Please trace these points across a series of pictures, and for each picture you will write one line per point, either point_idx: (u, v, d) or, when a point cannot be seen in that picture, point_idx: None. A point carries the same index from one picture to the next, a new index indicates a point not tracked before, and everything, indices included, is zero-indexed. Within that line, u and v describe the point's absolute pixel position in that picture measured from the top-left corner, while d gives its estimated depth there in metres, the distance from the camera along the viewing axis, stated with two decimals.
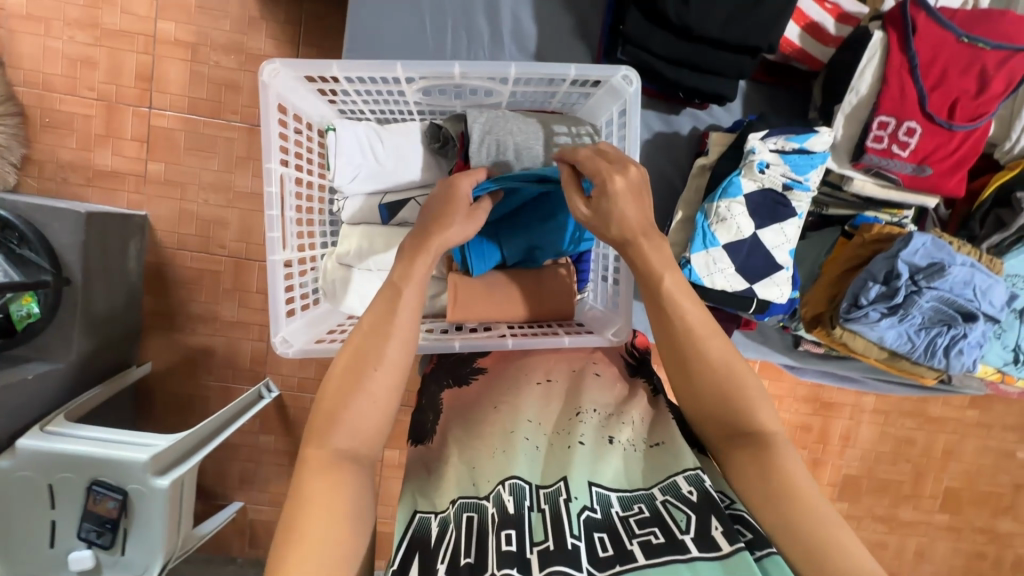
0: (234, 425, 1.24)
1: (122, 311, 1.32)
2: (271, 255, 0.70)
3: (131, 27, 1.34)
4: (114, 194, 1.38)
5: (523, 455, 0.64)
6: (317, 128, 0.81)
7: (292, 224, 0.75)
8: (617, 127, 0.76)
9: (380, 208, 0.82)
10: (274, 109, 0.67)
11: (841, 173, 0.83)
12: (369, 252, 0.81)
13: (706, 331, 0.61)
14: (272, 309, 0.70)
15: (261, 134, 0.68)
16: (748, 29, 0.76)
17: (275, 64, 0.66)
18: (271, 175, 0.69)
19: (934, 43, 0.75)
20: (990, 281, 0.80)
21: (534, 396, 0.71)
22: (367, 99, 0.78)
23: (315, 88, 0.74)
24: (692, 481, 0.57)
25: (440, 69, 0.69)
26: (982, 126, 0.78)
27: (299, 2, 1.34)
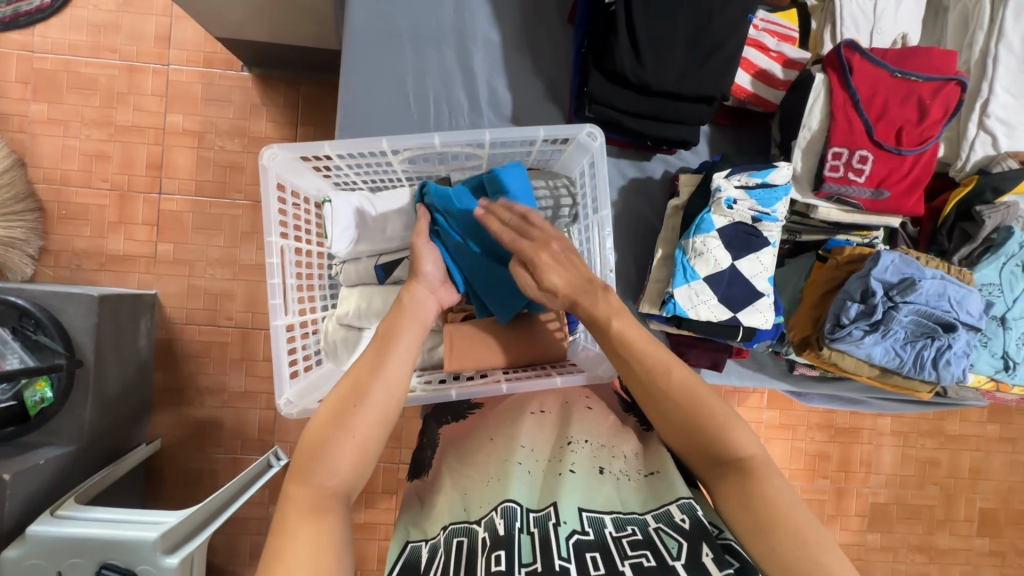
0: (245, 494, 1.23)
1: (132, 388, 1.36)
2: (274, 320, 0.74)
3: (142, 121, 1.46)
4: (124, 276, 1.45)
5: (517, 481, 0.65)
6: (314, 201, 0.87)
7: (294, 290, 0.80)
8: (589, 177, 0.82)
9: (376, 269, 0.88)
10: (273, 188, 0.72)
11: (806, 203, 0.88)
12: (367, 312, 0.85)
13: (669, 362, 0.66)
14: (277, 372, 0.73)
15: (262, 211, 0.73)
16: (701, 80, 0.83)
17: (274, 148, 0.72)
18: (272, 248, 0.73)
19: (870, 80, 0.82)
20: (964, 291, 0.83)
21: (530, 424, 0.73)
22: (359, 171, 0.85)
23: (311, 165, 0.80)
24: (684, 510, 0.60)
25: (422, 140, 0.75)
26: (929, 149, 0.83)
27: (296, 87, 1.48)
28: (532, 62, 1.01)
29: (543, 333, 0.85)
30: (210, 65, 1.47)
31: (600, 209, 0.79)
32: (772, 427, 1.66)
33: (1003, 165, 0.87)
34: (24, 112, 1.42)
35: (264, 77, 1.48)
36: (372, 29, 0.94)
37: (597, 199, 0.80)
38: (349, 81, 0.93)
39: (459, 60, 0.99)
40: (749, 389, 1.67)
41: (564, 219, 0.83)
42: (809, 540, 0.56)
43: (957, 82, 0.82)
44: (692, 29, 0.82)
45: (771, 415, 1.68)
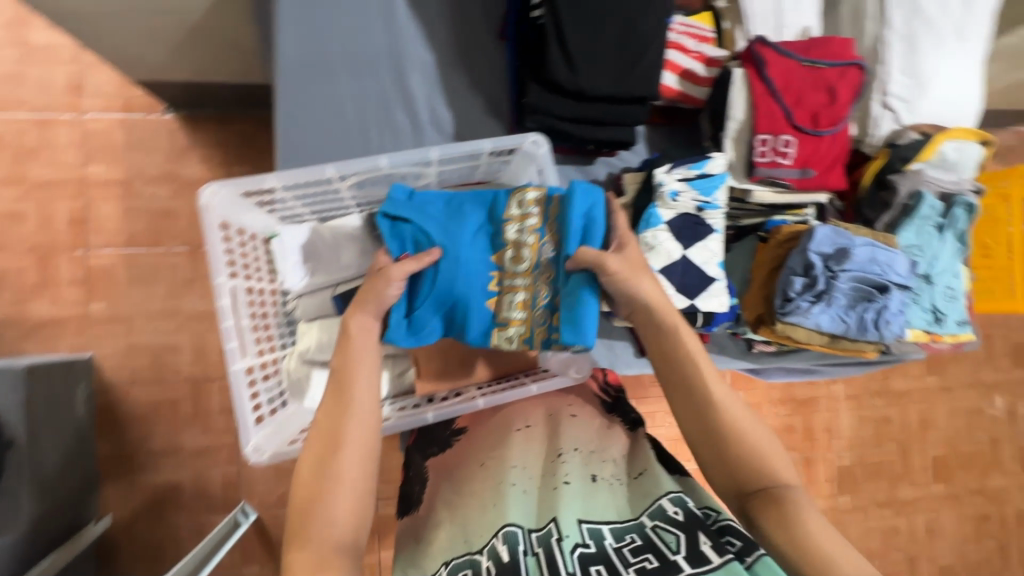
0: (217, 555, 1.16)
1: (74, 463, 1.25)
2: (232, 365, 0.70)
3: (59, 175, 1.37)
4: (55, 343, 1.34)
5: (514, 503, 0.64)
6: (261, 237, 0.84)
7: (250, 332, 0.76)
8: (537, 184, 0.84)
9: (334, 300, 0.86)
10: (217, 226, 0.68)
11: (742, 188, 0.93)
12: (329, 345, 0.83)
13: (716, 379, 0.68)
14: (241, 419, 0.68)
15: (206, 252, 0.69)
16: (633, 82, 0.87)
17: (214, 186, 0.68)
18: (222, 288, 0.69)
19: (783, 70, 0.88)
20: (891, 254, 0.90)
21: (519, 441, 0.73)
22: (306, 201, 0.83)
23: (254, 201, 0.77)
24: (676, 503, 0.60)
25: (368, 163, 0.74)
26: (843, 127, 0.90)
27: (228, 125, 1.43)
28: (468, 79, 1.02)
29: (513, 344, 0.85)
30: (130, 110, 1.40)
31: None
32: None
33: (907, 137, 0.96)
34: None
35: (191, 118, 1.43)
36: (303, 58, 0.93)
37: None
38: (285, 112, 0.92)
39: (396, 82, 0.99)
40: None
41: None
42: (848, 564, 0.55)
43: (858, 65, 0.89)
44: (620, 33, 0.85)
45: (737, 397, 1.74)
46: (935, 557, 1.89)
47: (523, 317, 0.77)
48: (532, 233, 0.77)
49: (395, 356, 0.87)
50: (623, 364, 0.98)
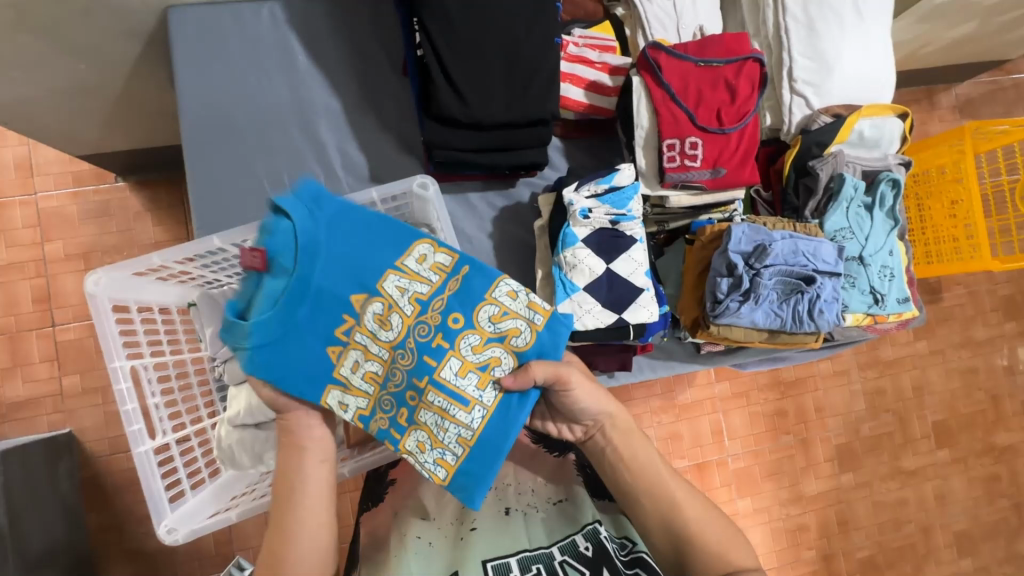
0: None
1: (58, 540, 1.29)
2: (139, 449, 0.68)
3: (17, 256, 1.40)
4: (32, 422, 1.37)
5: (416, 559, 0.65)
6: (178, 308, 0.84)
7: (162, 408, 0.75)
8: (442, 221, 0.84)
9: None
10: (106, 313, 0.67)
11: (659, 195, 0.92)
12: (255, 409, 0.81)
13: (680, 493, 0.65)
14: (151, 503, 0.69)
15: (99, 339, 0.68)
16: (529, 105, 0.86)
17: (96, 274, 0.67)
18: (119, 373, 0.68)
19: (680, 73, 0.88)
20: (814, 243, 0.88)
21: (429, 492, 0.71)
22: (213, 268, 0.81)
23: (152, 277, 0.76)
24: (587, 537, 0.64)
25: (257, 228, 0.73)
26: (750, 121, 0.89)
27: (177, 184, 1.46)
28: (377, 120, 1.03)
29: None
30: (80, 183, 1.44)
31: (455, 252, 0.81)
32: (726, 399, 1.70)
33: (818, 122, 0.93)
34: None
35: (141, 182, 1.45)
36: (207, 124, 0.94)
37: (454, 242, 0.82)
38: (196, 182, 0.93)
39: (306, 135, 0.99)
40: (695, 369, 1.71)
41: None
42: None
43: (754, 58, 0.88)
44: (507, 59, 0.84)
45: (724, 389, 1.71)
46: (948, 525, 1.85)
47: (367, 392, 0.65)
48: (411, 301, 0.64)
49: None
50: None
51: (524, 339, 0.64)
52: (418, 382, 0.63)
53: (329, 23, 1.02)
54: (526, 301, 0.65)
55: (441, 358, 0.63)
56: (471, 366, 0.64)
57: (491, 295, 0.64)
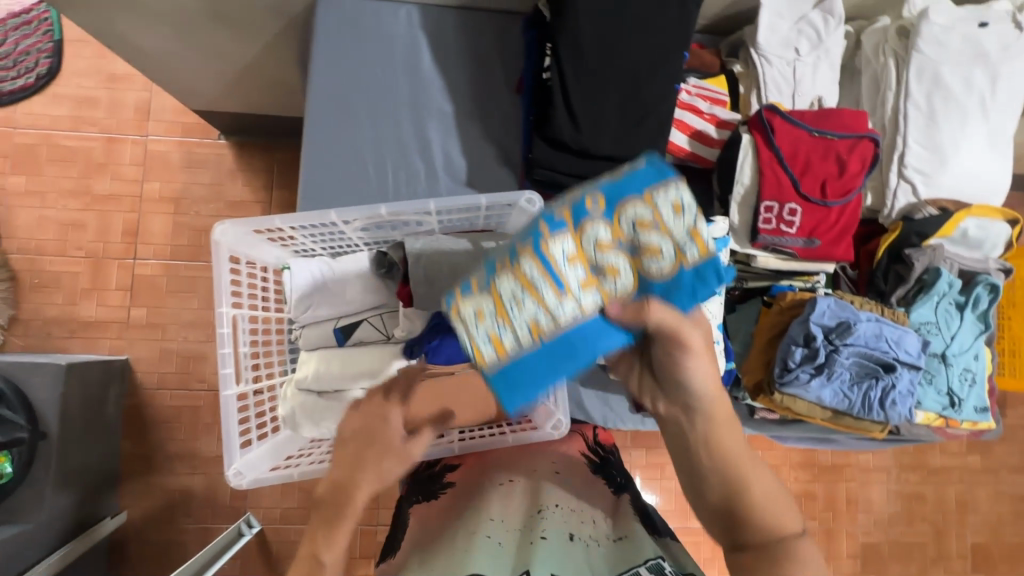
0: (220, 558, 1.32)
1: (96, 455, 1.42)
2: (226, 392, 0.78)
3: (119, 191, 1.61)
4: (95, 342, 1.55)
5: (484, 553, 0.65)
6: (274, 268, 0.92)
7: (249, 358, 0.83)
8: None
9: (335, 332, 0.91)
10: (224, 263, 0.75)
11: (746, 252, 0.93)
12: (324, 376, 0.88)
13: (765, 495, 0.64)
14: (225, 445, 0.75)
15: (214, 283, 0.75)
16: (637, 143, 0.88)
17: (222, 225, 0.74)
18: (224, 317, 0.75)
19: (792, 139, 0.88)
20: (900, 332, 0.86)
21: (497, 498, 0.76)
22: (315, 239, 0.88)
23: (264, 237, 0.83)
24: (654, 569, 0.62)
25: (370, 212, 0.80)
26: (854, 199, 0.89)
27: (271, 154, 1.63)
28: (483, 130, 1.07)
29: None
30: (187, 134, 1.63)
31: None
32: None
33: (924, 212, 0.92)
34: (4, 186, 1.58)
35: (239, 143, 1.63)
36: (332, 107, 1.02)
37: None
38: (310, 158, 1.00)
39: (416, 133, 1.05)
40: None
41: None
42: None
43: (870, 138, 0.87)
44: (624, 96, 0.87)
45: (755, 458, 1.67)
46: None
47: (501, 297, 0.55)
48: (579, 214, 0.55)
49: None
50: (615, 420, 1.02)
51: (660, 270, 0.55)
52: (520, 245, 0.56)
53: (458, 33, 1.08)
54: (687, 226, 0.54)
55: (556, 233, 0.55)
56: (586, 267, 0.56)
57: (651, 198, 0.54)
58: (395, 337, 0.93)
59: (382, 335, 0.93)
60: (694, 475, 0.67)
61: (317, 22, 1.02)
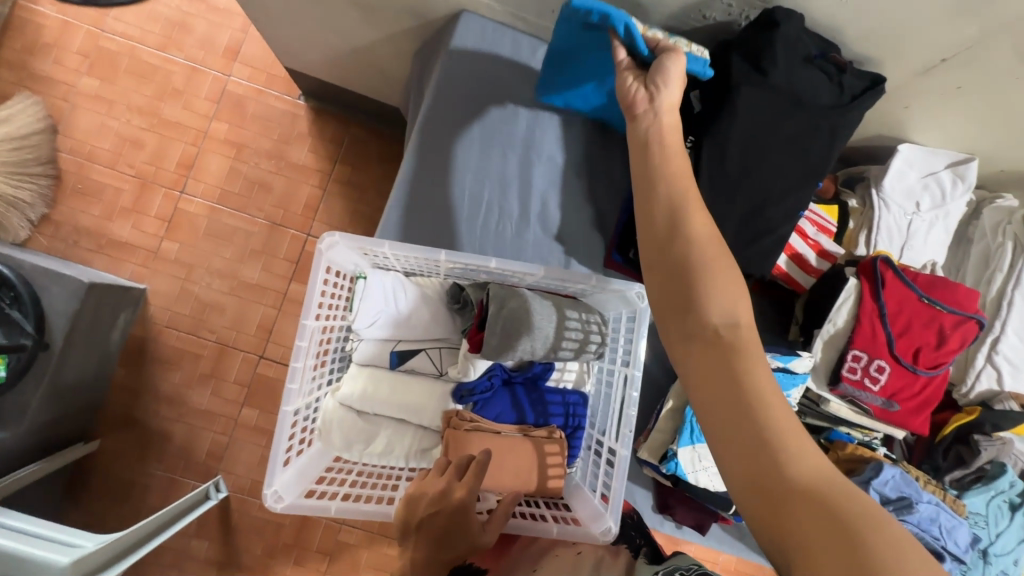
0: (173, 526, 1.28)
1: (89, 379, 1.38)
2: (285, 406, 0.77)
3: (186, 120, 1.57)
4: (119, 263, 1.51)
5: None
6: (349, 275, 0.91)
7: (310, 368, 0.84)
8: (625, 328, 0.91)
9: (391, 354, 0.91)
10: (322, 272, 0.79)
11: (819, 393, 0.90)
12: (371, 399, 0.88)
13: (722, 278, 0.58)
14: (274, 464, 0.74)
15: (305, 293, 0.79)
16: (748, 259, 0.86)
17: (335, 236, 0.79)
18: (305, 331, 0.79)
19: (899, 297, 0.86)
20: (954, 521, 0.84)
21: None
22: (402, 260, 0.90)
23: (361, 252, 0.87)
24: None
25: (479, 261, 0.84)
26: (941, 373, 0.87)
27: (346, 128, 1.61)
28: (585, 187, 1.05)
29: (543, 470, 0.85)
30: (269, 85, 1.60)
31: (631, 366, 0.84)
32: (726, 571, 1.37)
33: (1004, 404, 0.91)
34: (75, 84, 1.55)
35: (317, 110, 1.61)
36: (446, 126, 0.98)
37: (630, 354, 0.86)
38: (409, 169, 0.96)
39: (520, 176, 1.02)
40: None
41: (589, 354, 0.90)
42: (838, 537, 0.43)
43: (977, 320, 0.85)
44: (748, 212, 0.85)
45: None
46: None
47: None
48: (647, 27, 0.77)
49: (428, 431, 0.91)
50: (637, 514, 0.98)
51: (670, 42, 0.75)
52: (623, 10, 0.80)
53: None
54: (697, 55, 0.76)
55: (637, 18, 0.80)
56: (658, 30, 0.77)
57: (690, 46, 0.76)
58: (447, 376, 0.93)
59: (436, 369, 0.93)
60: (655, 259, 0.61)
61: (453, 37, 0.99)
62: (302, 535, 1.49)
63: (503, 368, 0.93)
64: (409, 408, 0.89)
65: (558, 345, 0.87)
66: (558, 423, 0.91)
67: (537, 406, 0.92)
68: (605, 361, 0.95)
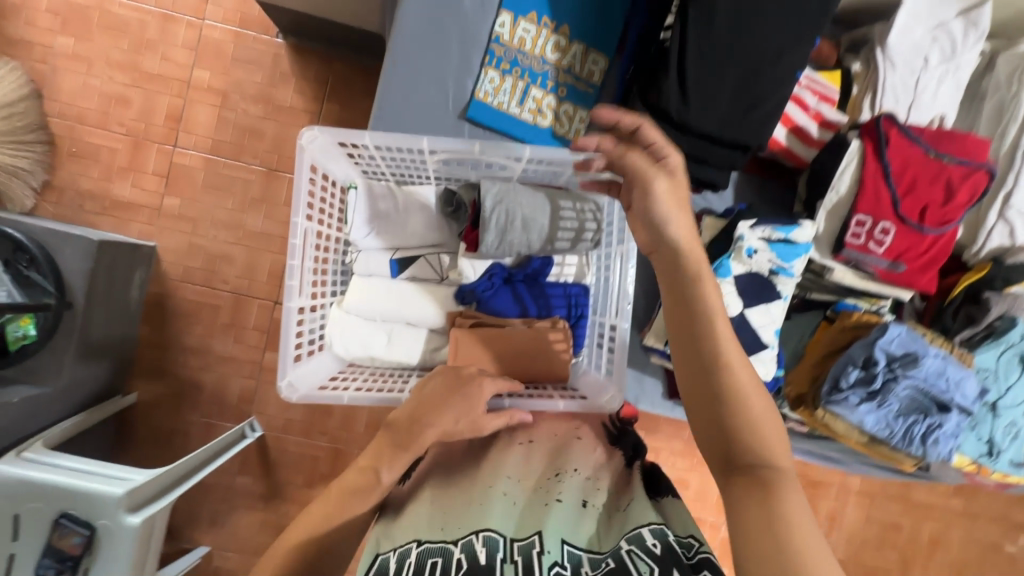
0: (214, 462, 1.35)
1: (115, 337, 1.43)
2: (289, 302, 0.80)
3: (167, 72, 1.54)
4: (126, 223, 1.53)
5: (499, 507, 0.68)
6: (341, 185, 0.92)
7: (310, 272, 0.86)
8: (619, 208, 0.90)
9: (391, 262, 0.93)
10: (306, 168, 0.79)
11: (823, 263, 0.89)
12: (374, 305, 0.91)
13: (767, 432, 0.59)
14: (284, 355, 0.78)
15: (293, 192, 0.79)
16: (743, 128, 0.84)
17: (315, 129, 0.77)
18: (297, 228, 0.79)
19: (904, 155, 0.83)
20: (962, 374, 0.84)
21: (517, 455, 0.77)
22: (390, 164, 0.90)
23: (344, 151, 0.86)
24: (656, 535, 0.61)
25: (463, 146, 0.81)
26: (950, 231, 0.84)
27: (329, 63, 1.56)
28: None
29: (542, 360, 0.88)
30: (245, 26, 1.55)
31: (627, 242, 0.86)
32: None
33: (1016, 257, 0.89)
34: (51, 44, 1.51)
35: (297, 47, 1.56)
36: (426, 24, 0.95)
37: (625, 232, 0.87)
38: (391, 72, 0.93)
39: (503, 70, 0.96)
40: None
41: (586, 243, 0.91)
42: None
43: (987, 169, 0.82)
44: (741, 77, 0.82)
45: None
46: None
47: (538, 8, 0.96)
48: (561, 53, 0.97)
49: (435, 333, 0.94)
50: (647, 402, 1.01)
51: (578, 66, 0.97)
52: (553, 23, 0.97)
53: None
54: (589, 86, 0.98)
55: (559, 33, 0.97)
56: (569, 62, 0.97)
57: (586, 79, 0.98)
58: (449, 279, 0.95)
59: (436, 274, 0.95)
60: (692, 387, 0.62)
61: None
62: (337, 466, 1.57)
63: (502, 267, 0.93)
64: (414, 311, 0.93)
65: (554, 237, 0.88)
66: (561, 314, 0.94)
67: (539, 299, 0.93)
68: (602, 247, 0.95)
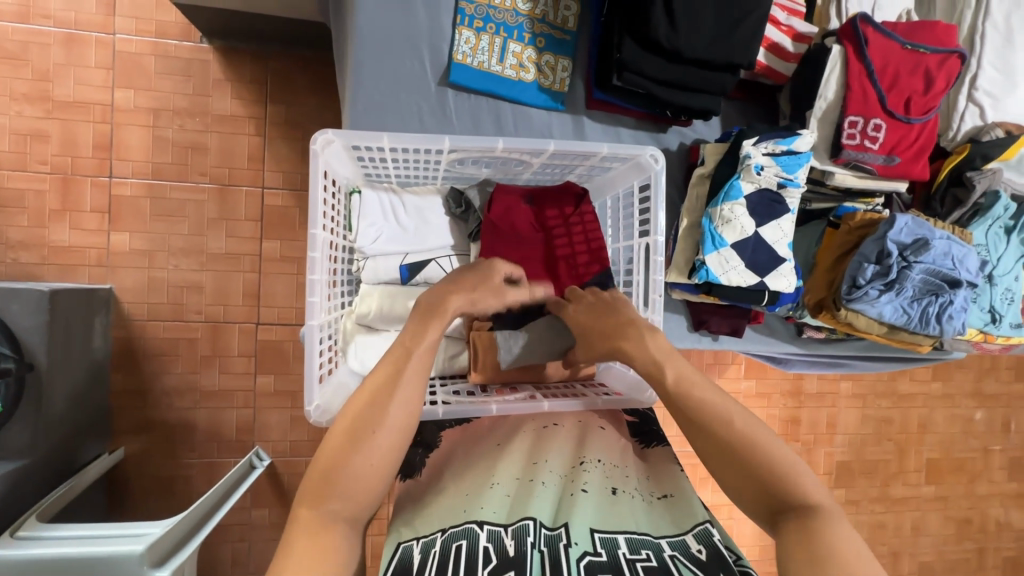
0: (230, 500, 1.24)
1: (85, 393, 1.30)
2: (310, 321, 0.74)
3: (85, 97, 1.37)
4: (72, 270, 1.37)
5: (536, 497, 0.67)
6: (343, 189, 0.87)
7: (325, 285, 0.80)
8: (638, 202, 0.86)
9: (400, 268, 0.89)
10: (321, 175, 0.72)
11: (823, 169, 0.92)
12: (388, 315, 0.86)
13: (785, 458, 0.62)
14: (311, 376, 0.71)
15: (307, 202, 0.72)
16: (731, 49, 0.85)
17: (328, 134, 0.71)
18: (315, 240, 0.73)
19: (884, 52, 0.86)
20: (964, 250, 0.89)
21: (539, 439, 0.78)
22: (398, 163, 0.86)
23: (351, 153, 0.80)
24: (700, 540, 0.61)
25: (483, 144, 0.78)
26: (932, 118, 0.89)
27: (264, 62, 1.43)
28: None
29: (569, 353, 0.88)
30: (163, 35, 1.39)
31: (653, 234, 0.81)
32: None
33: (991, 134, 0.94)
34: None
35: (226, 50, 1.42)
36: None
37: (648, 224, 0.83)
38: (361, 42, 0.87)
39: (476, 28, 0.91)
40: (729, 361, 1.78)
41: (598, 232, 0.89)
42: None
43: (958, 54, 0.87)
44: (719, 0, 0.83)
45: (750, 384, 1.80)
46: (915, 554, 2.01)
47: None
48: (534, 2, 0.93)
49: (451, 338, 0.91)
50: (676, 336, 1.02)
51: (552, 14, 0.94)
52: None
53: None
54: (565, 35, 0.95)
55: None
56: (544, 11, 0.93)
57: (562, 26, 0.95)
58: None
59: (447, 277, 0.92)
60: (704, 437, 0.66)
61: None
62: None
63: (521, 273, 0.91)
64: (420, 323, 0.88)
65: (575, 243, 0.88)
66: None
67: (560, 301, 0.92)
68: (621, 242, 0.92)
